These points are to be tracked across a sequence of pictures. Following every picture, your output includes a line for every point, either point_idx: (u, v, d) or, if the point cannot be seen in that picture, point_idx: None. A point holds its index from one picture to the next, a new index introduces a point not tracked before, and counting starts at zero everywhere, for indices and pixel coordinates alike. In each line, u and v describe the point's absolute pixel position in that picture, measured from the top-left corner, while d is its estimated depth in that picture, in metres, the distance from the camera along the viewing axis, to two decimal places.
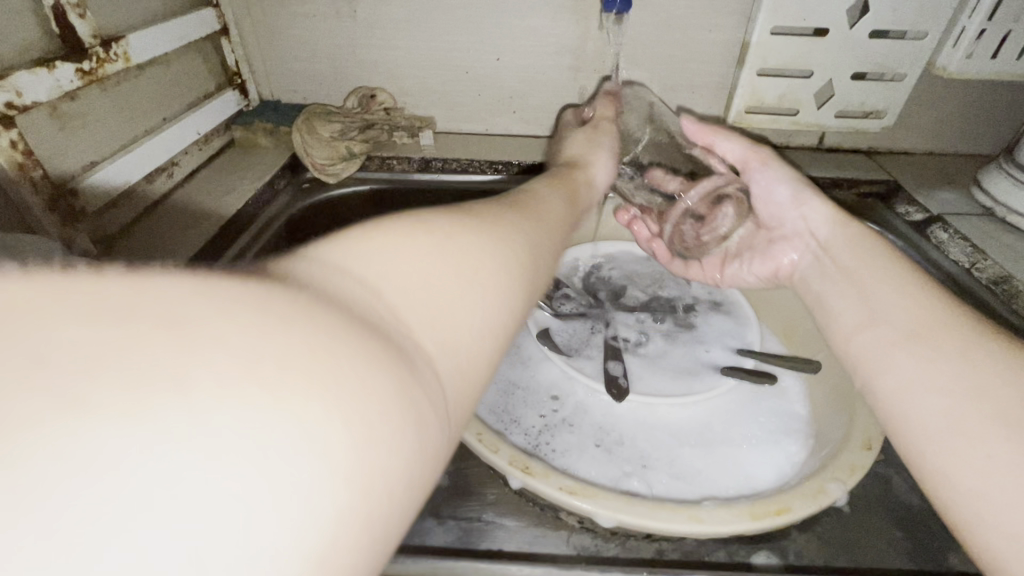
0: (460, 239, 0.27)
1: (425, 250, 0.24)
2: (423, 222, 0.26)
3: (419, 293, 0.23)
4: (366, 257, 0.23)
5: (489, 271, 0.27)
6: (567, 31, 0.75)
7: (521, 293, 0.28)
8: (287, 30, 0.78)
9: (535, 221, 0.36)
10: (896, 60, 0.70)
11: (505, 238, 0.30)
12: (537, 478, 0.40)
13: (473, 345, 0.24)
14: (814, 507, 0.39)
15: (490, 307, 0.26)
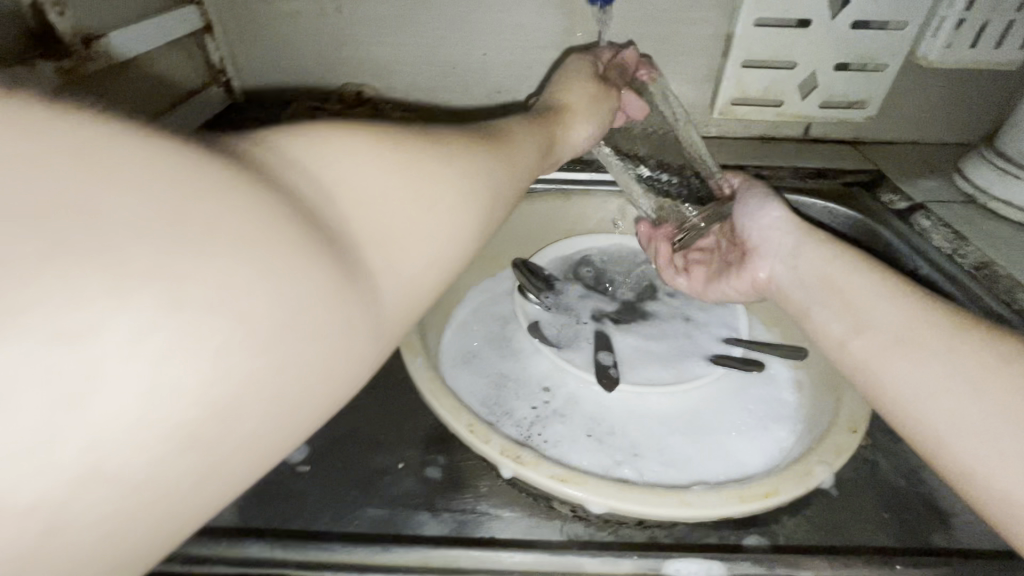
0: (422, 169, 0.30)
1: (385, 176, 0.28)
2: (385, 143, 0.29)
3: (369, 212, 0.27)
4: (338, 167, 0.27)
5: (441, 199, 0.31)
6: (553, 24, 0.75)
7: (471, 222, 0.33)
8: (271, 28, 0.78)
9: (501, 161, 0.39)
10: (878, 51, 0.71)
11: (468, 178, 0.34)
12: (528, 466, 0.40)
13: (418, 272, 0.29)
14: (801, 489, 0.40)
15: (441, 237, 0.30)
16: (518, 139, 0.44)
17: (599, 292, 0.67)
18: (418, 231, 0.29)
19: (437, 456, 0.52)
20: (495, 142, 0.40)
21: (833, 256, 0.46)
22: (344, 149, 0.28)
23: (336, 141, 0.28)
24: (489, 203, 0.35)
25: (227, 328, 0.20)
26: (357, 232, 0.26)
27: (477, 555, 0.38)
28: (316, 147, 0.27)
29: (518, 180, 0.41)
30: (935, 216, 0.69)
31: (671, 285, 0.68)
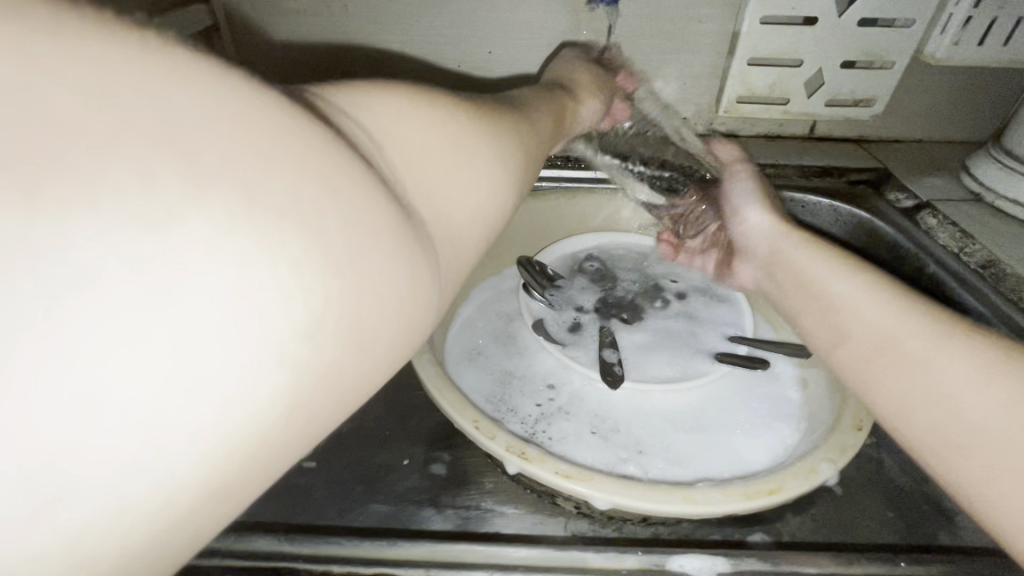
0: (461, 128, 0.30)
1: (423, 135, 0.28)
2: (422, 102, 0.29)
3: (416, 171, 0.27)
4: (385, 126, 0.27)
5: (480, 158, 0.30)
6: (558, 23, 0.75)
7: (508, 183, 0.32)
8: (278, 26, 0.78)
9: (527, 129, 0.38)
10: (884, 48, 0.70)
11: (504, 138, 0.33)
12: (533, 463, 0.40)
13: (462, 226, 0.29)
14: (806, 487, 0.40)
15: (481, 193, 0.30)
16: (538, 109, 0.44)
17: (604, 290, 0.67)
18: (459, 189, 0.29)
19: (441, 453, 0.52)
20: (520, 113, 0.40)
21: (816, 256, 0.46)
22: (390, 109, 0.27)
23: (382, 101, 0.28)
24: (522, 168, 0.35)
25: (284, 286, 0.19)
26: (408, 187, 0.26)
27: (481, 550, 0.38)
28: (361, 104, 0.27)
29: (543, 147, 0.40)
30: (941, 215, 0.69)
31: (676, 282, 0.68)
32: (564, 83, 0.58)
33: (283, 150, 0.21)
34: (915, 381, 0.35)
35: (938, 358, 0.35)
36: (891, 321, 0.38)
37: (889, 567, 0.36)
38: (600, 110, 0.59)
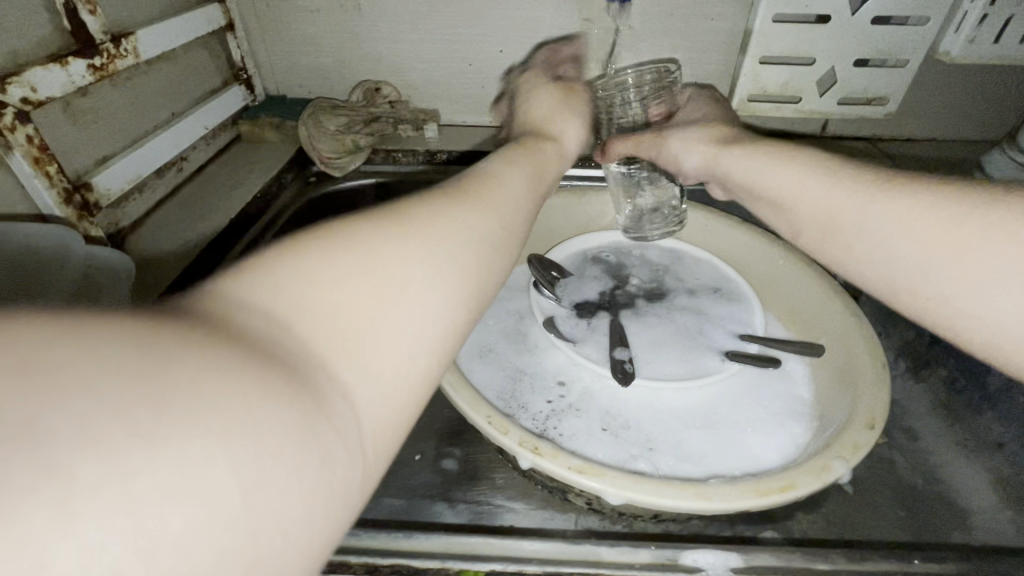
0: (391, 251, 0.26)
1: (338, 279, 0.24)
2: (335, 243, 0.25)
3: (332, 330, 0.23)
4: (301, 277, 0.23)
5: (416, 278, 0.26)
6: (569, 21, 0.75)
7: (457, 298, 0.28)
8: (292, 25, 0.79)
9: (492, 213, 0.34)
10: (898, 46, 0.70)
11: (442, 249, 0.29)
12: (546, 458, 0.40)
13: (403, 364, 0.25)
14: (819, 484, 0.40)
15: (420, 321, 0.26)
16: (501, 180, 0.38)
17: (614, 285, 0.67)
18: (396, 319, 0.25)
19: (453, 449, 0.52)
20: (475, 193, 0.35)
21: (744, 156, 0.50)
22: (310, 257, 0.24)
23: (302, 248, 0.25)
24: (474, 272, 0.30)
25: (182, 507, 0.16)
26: (329, 342, 0.23)
27: (496, 543, 0.37)
28: (256, 271, 0.23)
29: (511, 226, 0.35)
30: None
31: (687, 277, 0.68)
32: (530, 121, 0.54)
33: (185, 340, 0.18)
34: (882, 238, 0.38)
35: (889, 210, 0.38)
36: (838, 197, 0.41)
37: (905, 564, 0.35)
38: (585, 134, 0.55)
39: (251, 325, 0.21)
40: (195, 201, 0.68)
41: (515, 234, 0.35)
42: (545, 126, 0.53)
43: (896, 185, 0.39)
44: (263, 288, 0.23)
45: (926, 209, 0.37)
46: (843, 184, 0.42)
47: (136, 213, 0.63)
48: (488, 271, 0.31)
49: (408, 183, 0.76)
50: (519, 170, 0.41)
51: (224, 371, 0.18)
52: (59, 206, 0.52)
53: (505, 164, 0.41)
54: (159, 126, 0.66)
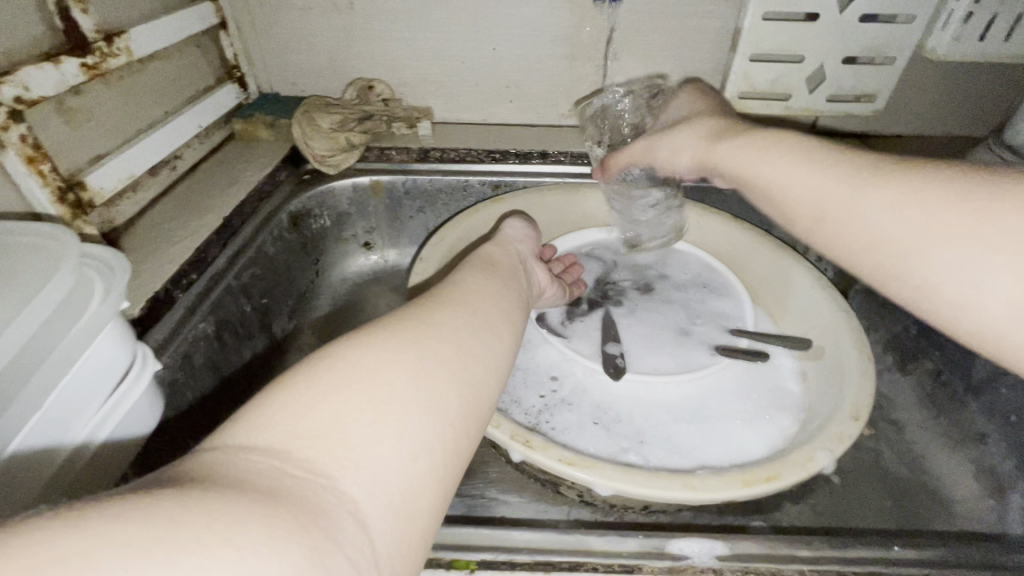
0: (378, 360, 0.28)
1: (330, 399, 0.25)
2: (324, 367, 0.27)
3: (331, 446, 0.24)
4: (295, 405, 0.25)
5: (403, 383, 0.27)
6: (561, 19, 0.76)
7: (450, 391, 0.29)
8: (285, 23, 0.79)
9: (467, 311, 0.36)
10: (886, 44, 0.71)
11: (423, 350, 0.30)
12: (537, 451, 0.41)
13: (406, 467, 0.25)
14: (804, 474, 0.41)
15: (416, 421, 0.26)
16: (470, 283, 0.40)
17: (602, 282, 0.68)
18: (394, 424, 0.26)
19: None
20: (444, 295, 0.37)
21: (754, 150, 0.46)
22: (299, 390, 0.25)
23: (292, 380, 0.26)
24: (462, 364, 0.31)
25: None
26: (331, 457, 0.23)
27: (487, 532, 0.37)
28: (256, 412, 0.25)
29: (489, 316, 0.36)
30: None
31: (679, 274, 0.69)
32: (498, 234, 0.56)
33: (206, 493, 0.19)
34: (864, 223, 0.37)
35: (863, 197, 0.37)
36: (827, 184, 0.39)
37: (885, 550, 0.36)
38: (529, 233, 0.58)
39: (262, 470, 0.22)
40: (190, 201, 0.68)
41: (495, 321, 0.37)
42: (501, 235, 0.55)
43: (893, 171, 0.37)
44: (260, 426, 0.24)
45: (908, 197, 0.35)
46: (828, 173, 0.40)
47: (132, 211, 0.64)
48: (477, 360, 0.32)
49: (401, 181, 0.79)
50: (483, 271, 0.44)
51: (238, 522, 0.19)
52: (53, 205, 0.52)
53: (470, 270, 0.43)
54: (153, 124, 0.66)
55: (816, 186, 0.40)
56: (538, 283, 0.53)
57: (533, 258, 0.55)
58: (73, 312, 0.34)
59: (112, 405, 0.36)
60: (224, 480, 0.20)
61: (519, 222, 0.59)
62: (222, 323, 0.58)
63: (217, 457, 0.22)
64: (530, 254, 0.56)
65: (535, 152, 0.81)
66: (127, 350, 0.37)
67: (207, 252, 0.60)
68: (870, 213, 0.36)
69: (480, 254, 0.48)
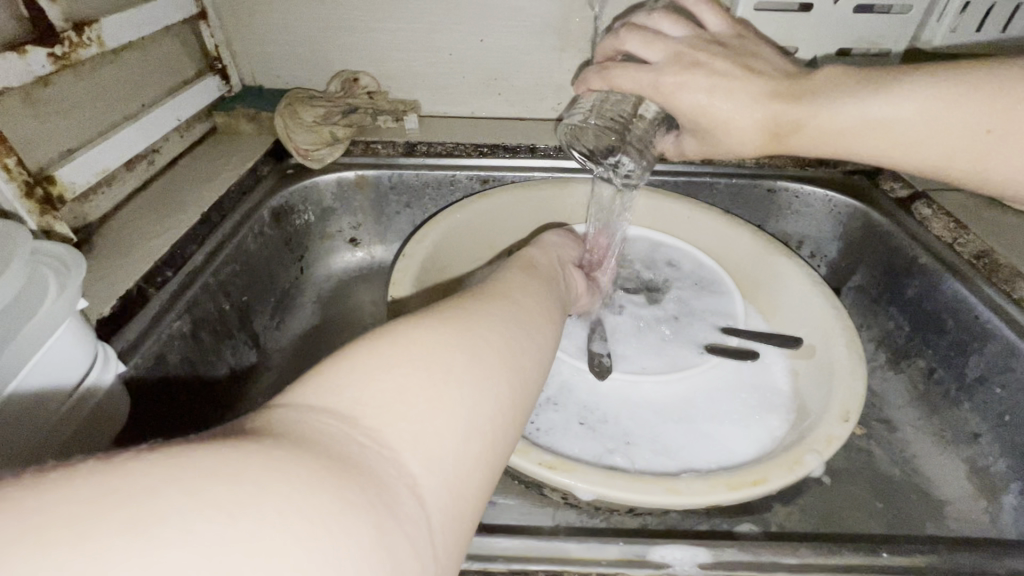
0: (439, 336, 0.26)
1: (395, 368, 0.24)
2: (390, 337, 0.26)
3: (393, 417, 0.22)
4: (358, 372, 0.23)
5: (464, 362, 0.26)
6: (549, 10, 0.74)
7: (508, 377, 0.27)
8: (267, 14, 0.77)
9: (515, 305, 0.33)
10: (881, 36, 0.69)
11: (479, 333, 0.28)
12: (517, 454, 0.40)
13: (463, 450, 0.23)
14: (790, 477, 0.40)
15: (474, 402, 0.25)
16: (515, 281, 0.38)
17: None
18: (452, 402, 0.24)
19: None
20: (494, 289, 0.35)
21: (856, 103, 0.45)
22: (364, 356, 0.24)
23: (352, 349, 0.25)
24: (517, 354, 0.29)
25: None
26: (394, 428, 0.22)
27: None
28: (321, 376, 0.23)
29: (536, 313, 0.34)
30: (936, 205, 0.65)
31: (668, 270, 0.67)
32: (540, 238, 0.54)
33: (282, 450, 0.18)
34: None
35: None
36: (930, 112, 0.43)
37: (873, 557, 0.35)
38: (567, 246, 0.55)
39: (329, 432, 0.20)
40: (169, 196, 0.67)
41: (542, 318, 0.34)
42: (541, 240, 0.53)
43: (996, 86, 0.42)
44: (320, 391, 0.22)
45: None
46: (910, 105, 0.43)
47: (107, 206, 0.62)
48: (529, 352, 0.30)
49: (388, 175, 0.77)
50: (529, 272, 0.42)
51: (312, 484, 0.18)
52: (20, 201, 0.50)
53: (515, 269, 0.41)
54: (128, 117, 0.64)
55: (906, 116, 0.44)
56: (574, 287, 0.51)
57: (572, 266, 0.53)
58: (26, 313, 0.32)
59: (68, 411, 0.35)
60: (293, 437, 0.19)
61: (559, 232, 0.57)
62: (199, 321, 0.56)
63: (286, 414, 0.21)
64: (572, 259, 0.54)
65: (525, 146, 0.80)
66: (88, 349, 0.36)
67: (184, 248, 0.59)
68: None
69: (528, 256, 0.46)
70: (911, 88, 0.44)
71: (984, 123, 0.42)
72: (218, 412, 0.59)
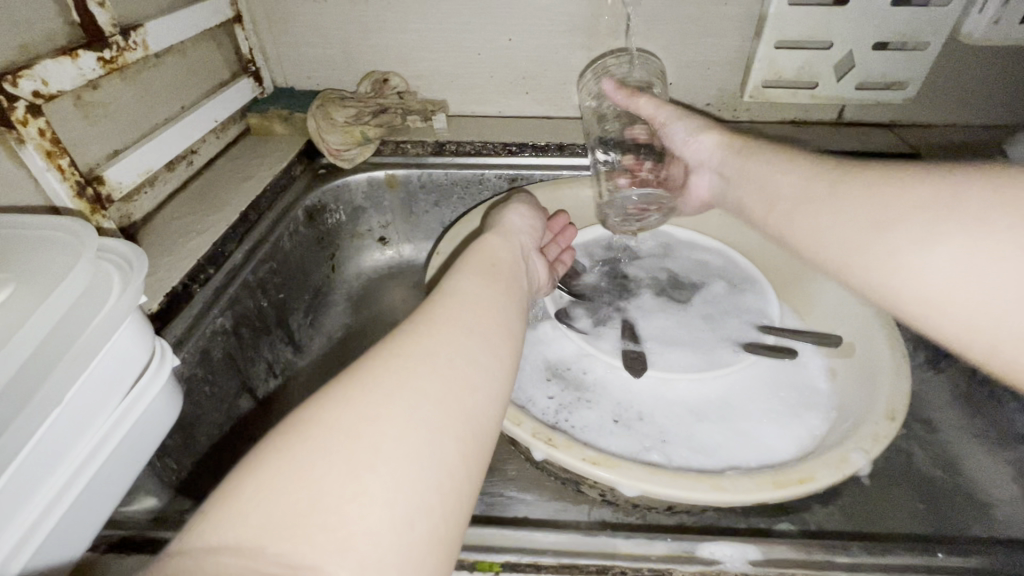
0: (353, 417, 0.26)
1: (306, 474, 0.24)
2: (299, 435, 0.25)
3: (312, 526, 0.22)
4: (267, 488, 0.23)
5: (388, 439, 0.25)
6: (578, 8, 0.74)
7: (445, 437, 0.27)
8: (299, 17, 0.78)
9: (462, 328, 0.33)
10: (919, 29, 0.68)
11: (407, 393, 0.28)
12: (560, 449, 0.40)
13: (401, 536, 0.24)
14: (838, 475, 0.39)
15: (404, 486, 0.25)
16: (464, 289, 0.37)
17: (622, 276, 0.67)
18: (381, 492, 0.24)
19: None
20: (429, 310, 0.34)
21: (767, 164, 0.49)
22: (271, 467, 0.24)
23: (263, 455, 0.25)
24: (453, 399, 0.29)
25: None
26: (312, 538, 0.22)
27: (509, 534, 0.36)
28: (227, 501, 0.23)
29: (483, 331, 0.34)
30: None
31: (700, 269, 0.67)
32: (502, 219, 0.54)
33: None
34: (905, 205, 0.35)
35: (851, 195, 0.39)
36: (803, 184, 0.43)
37: (927, 557, 0.35)
38: (531, 226, 0.55)
39: (232, 570, 0.20)
40: (207, 195, 0.68)
41: (493, 335, 0.34)
42: (501, 223, 0.53)
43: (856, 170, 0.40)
44: (230, 518, 0.22)
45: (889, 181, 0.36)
46: (803, 176, 0.44)
47: (150, 206, 0.64)
48: (472, 391, 0.30)
49: (417, 174, 0.78)
50: (478, 271, 0.40)
51: None
52: (71, 200, 0.52)
53: (466, 269, 0.40)
54: (168, 119, 0.66)
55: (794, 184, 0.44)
56: (535, 276, 0.52)
57: (535, 250, 0.53)
58: (90, 309, 0.33)
59: (129, 403, 0.36)
60: None
61: (523, 209, 0.56)
62: (239, 319, 0.57)
63: (189, 561, 0.21)
64: (533, 241, 0.53)
65: (553, 144, 0.80)
66: (146, 345, 0.37)
67: (224, 247, 0.60)
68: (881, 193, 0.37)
69: (478, 246, 0.45)
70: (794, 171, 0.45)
71: (834, 177, 0.41)
72: (258, 406, 0.61)
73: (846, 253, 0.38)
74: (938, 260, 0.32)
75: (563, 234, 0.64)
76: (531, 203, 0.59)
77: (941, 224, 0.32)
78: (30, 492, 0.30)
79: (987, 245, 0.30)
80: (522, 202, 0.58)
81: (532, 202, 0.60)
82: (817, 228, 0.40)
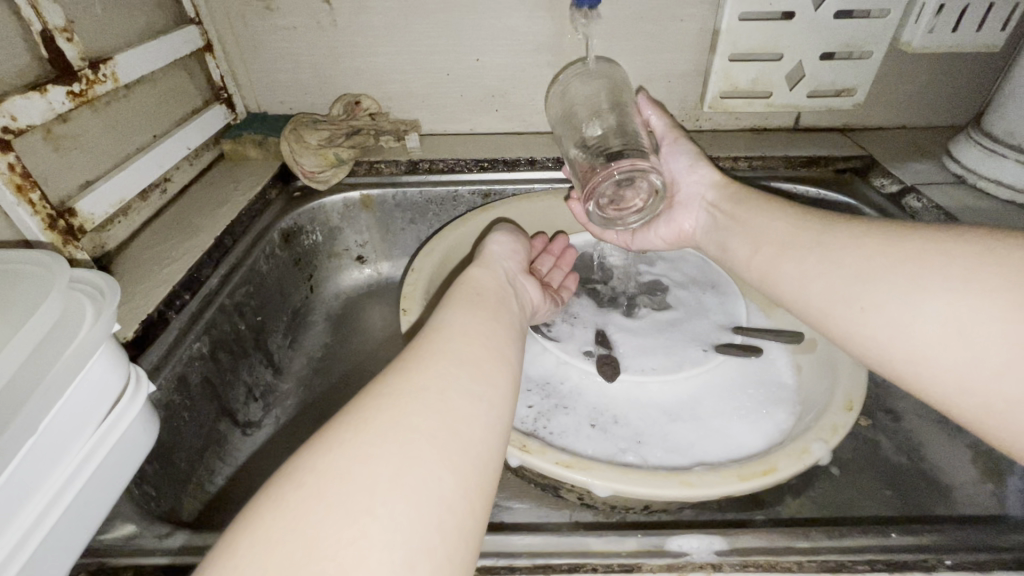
0: (348, 461, 0.27)
1: (302, 523, 0.25)
2: (294, 487, 0.26)
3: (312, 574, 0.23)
4: (263, 541, 0.24)
5: (382, 480, 0.26)
6: (543, 29, 0.77)
7: (442, 472, 0.28)
8: (269, 44, 0.80)
9: (453, 361, 0.34)
10: (863, 39, 0.72)
11: (399, 434, 0.29)
12: (534, 454, 0.41)
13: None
14: (800, 465, 0.41)
15: (401, 527, 0.25)
16: (451, 325, 0.38)
17: (594, 285, 0.69)
18: (380, 535, 0.25)
19: None
20: (421, 349, 0.35)
21: (754, 214, 0.52)
22: (265, 521, 0.25)
23: (258, 508, 0.26)
24: (446, 434, 0.30)
25: None
26: None
27: (487, 538, 0.37)
28: (224, 558, 0.24)
29: (469, 360, 0.35)
30: (926, 198, 0.70)
31: (669, 275, 0.69)
32: (486, 249, 0.55)
33: None
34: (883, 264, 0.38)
35: (831, 249, 0.42)
36: (779, 236, 0.48)
37: (881, 537, 0.37)
38: (515, 249, 0.57)
39: None
40: (182, 220, 0.69)
41: (481, 364, 0.35)
42: (482, 254, 0.54)
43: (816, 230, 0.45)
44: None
45: (865, 235, 0.41)
46: (784, 224, 0.48)
47: (124, 234, 0.64)
48: (463, 423, 0.31)
49: (391, 194, 0.79)
50: (474, 308, 0.41)
51: None
52: (43, 232, 0.52)
53: (454, 304, 0.41)
54: (141, 148, 0.67)
55: (779, 233, 0.48)
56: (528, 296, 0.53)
57: (523, 273, 0.55)
58: (62, 338, 0.34)
59: (106, 429, 0.36)
60: None
61: (503, 235, 0.58)
62: (216, 343, 0.58)
63: None
64: (518, 265, 0.55)
65: (524, 159, 0.82)
66: (122, 371, 0.38)
67: (200, 272, 0.61)
68: (848, 250, 0.41)
69: (462, 282, 0.46)
70: (773, 219, 0.50)
71: (816, 226, 0.45)
72: (237, 429, 0.61)
73: (832, 304, 0.41)
74: (923, 318, 0.35)
75: (563, 256, 0.67)
76: (514, 230, 0.61)
77: (921, 283, 0.35)
78: (6, 522, 0.30)
79: (964, 304, 0.33)
80: (503, 229, 0.60)
81: (514, 230, 0.61)
82: (807, 275, 0.43)
